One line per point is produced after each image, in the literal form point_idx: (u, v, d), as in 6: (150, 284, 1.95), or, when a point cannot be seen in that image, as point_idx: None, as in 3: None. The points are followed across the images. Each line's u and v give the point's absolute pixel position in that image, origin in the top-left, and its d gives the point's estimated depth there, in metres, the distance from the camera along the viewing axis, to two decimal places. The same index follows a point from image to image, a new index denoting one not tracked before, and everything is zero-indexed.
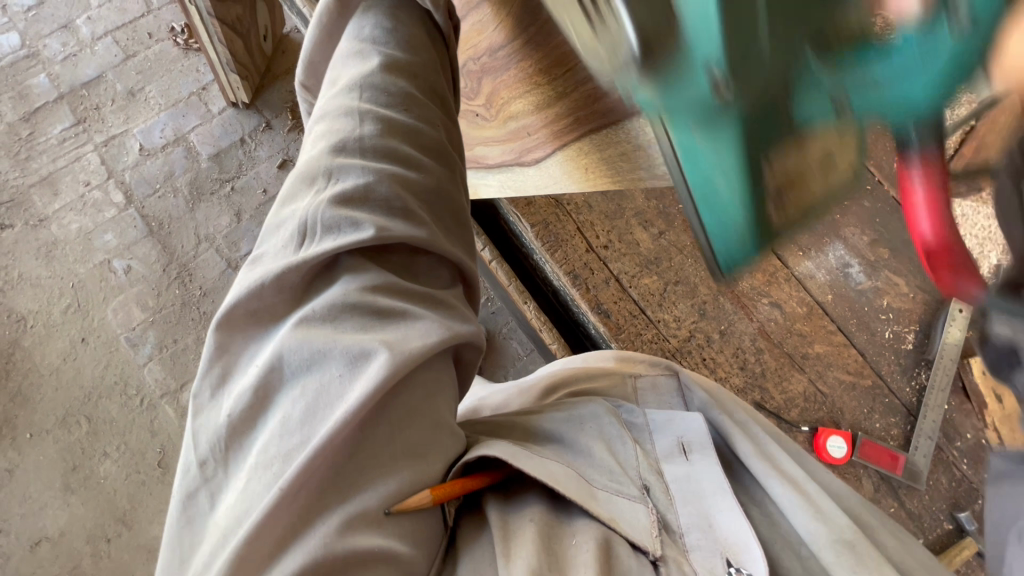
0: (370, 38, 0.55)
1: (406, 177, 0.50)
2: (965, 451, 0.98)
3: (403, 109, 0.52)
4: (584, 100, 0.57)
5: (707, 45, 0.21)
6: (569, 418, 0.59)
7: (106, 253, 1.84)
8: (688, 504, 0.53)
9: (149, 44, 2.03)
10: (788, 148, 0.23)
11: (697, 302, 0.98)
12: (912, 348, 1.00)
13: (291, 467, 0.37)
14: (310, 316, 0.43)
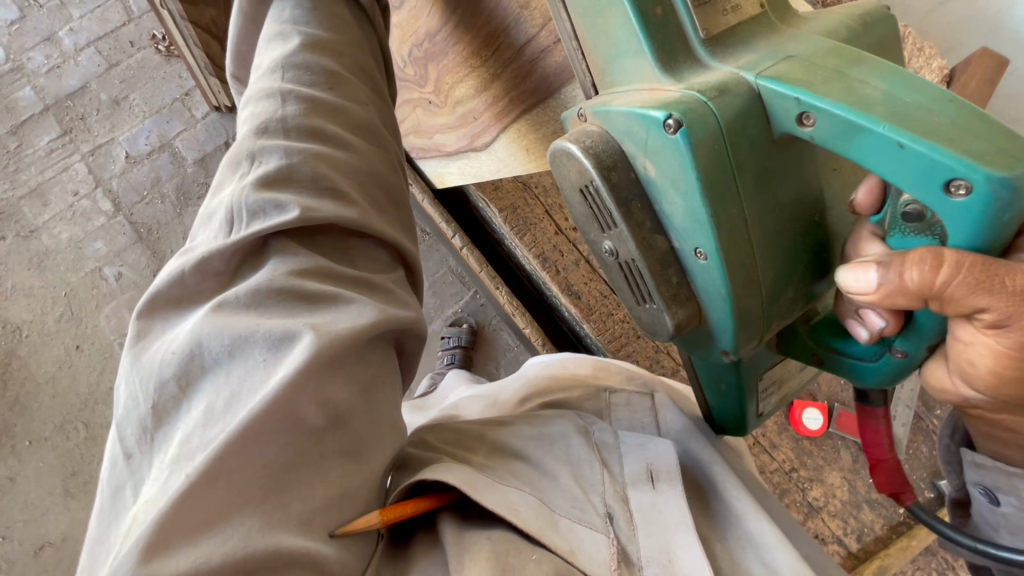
0: (290, 20, 0.55)
1: (331, 156, 0.48)
2: (943, 419, 0.98)
3: (328, 88, 0.52)
4: (515, 78, 0.63)
5: (708, 231, 0.45)
6: (539, 436, 0.55)
7: (97, 260, 1.86)
8: (651, 535, 0.48)
9: (131, 53, 2.05)
10: (751, 275, 0.48)
11: None
12: None
13: (209, 457, 0.33)
14: (233, 301, 0.39)
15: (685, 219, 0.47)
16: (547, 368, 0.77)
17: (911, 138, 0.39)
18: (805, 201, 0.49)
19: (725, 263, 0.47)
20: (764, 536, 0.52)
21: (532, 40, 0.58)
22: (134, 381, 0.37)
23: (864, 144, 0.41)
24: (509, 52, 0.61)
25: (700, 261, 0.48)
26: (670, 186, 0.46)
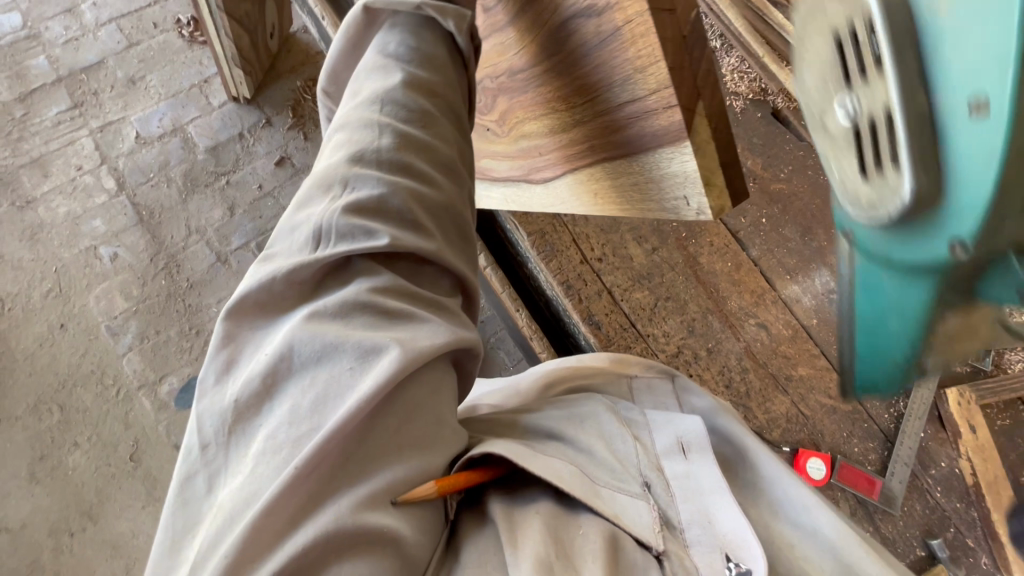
0: (393, 54, 0.60)
1: (418, 190, 0.52)
2: (938, 479, 1.00)
3: (420, 126, 0.56)
4: (600, 130, 0.65)
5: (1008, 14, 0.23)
6: (568, 415, 0.58)
7: (93, 238, 1.81)
8: (689, 500, 0.51)
9: (153, 34, 2.03)
10: None
11: (686, 319, 1.01)
12: None
13: (304, 450, 0.38)
14: (322, 310, 0.45)
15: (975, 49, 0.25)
16: (559, 363, 0.78)
17: None
18: None
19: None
20: (801, 497, 0.54)
21: (639, 100, 0.57)
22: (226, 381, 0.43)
23: None
24: (602, 105, 0.62)
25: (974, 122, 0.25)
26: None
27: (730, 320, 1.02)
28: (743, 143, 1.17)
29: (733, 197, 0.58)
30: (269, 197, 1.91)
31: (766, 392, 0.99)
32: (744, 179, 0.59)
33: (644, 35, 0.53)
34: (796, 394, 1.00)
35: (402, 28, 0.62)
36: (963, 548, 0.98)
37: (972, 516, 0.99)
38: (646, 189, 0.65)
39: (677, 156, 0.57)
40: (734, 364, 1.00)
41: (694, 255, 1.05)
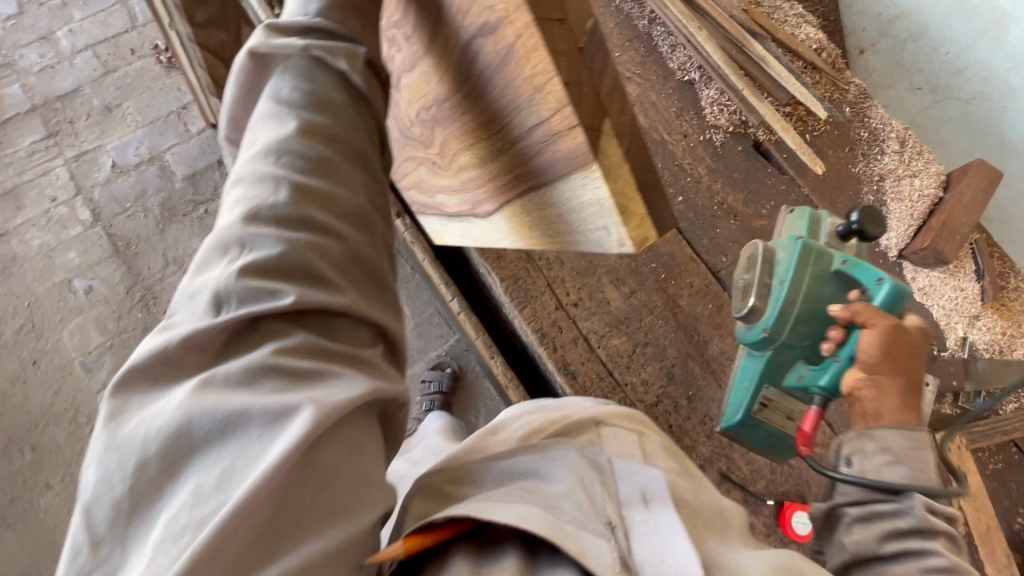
0: (286, 101, 0.49)
1: (322, 246, 0.44)
2: None
3: (322, 176, 0.46)
4: (517, 160, 0.58)
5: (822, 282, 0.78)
6: (542, 456, 0.56)
7: (67, 271, 1.77)
8: (647, 539, 0.46)
9: (130, 60, 2.00)
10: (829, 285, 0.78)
11: (666, 366, 0.98)
12: None
13: (206, 536, 0.33)
14: (222, 378, 0.38)
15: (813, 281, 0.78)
16: (543, 415, 0.75)
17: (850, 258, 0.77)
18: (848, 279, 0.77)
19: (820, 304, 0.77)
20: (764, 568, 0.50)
21: (542, 124, 0.50)
22: (107, 465, 0.36)
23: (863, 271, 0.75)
24: (513, 133, 0.56)
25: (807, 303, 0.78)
26: (815, 259, 0.78)
27: (711, 365, 0.99)
28: (725, 177, 1.13)
29: (658, 226, 0.51)
30: None
31: None
32: (670, 207, 0.52)
33: (536, 50, 0.45)
34: None
35: (296, 67, 0.50)
36: None
37: None
38: (567, 222, 0.59)
39: (586, 182, 0.49)
40: (716, 414, 0.96)
41: (674, 298, 1.02)
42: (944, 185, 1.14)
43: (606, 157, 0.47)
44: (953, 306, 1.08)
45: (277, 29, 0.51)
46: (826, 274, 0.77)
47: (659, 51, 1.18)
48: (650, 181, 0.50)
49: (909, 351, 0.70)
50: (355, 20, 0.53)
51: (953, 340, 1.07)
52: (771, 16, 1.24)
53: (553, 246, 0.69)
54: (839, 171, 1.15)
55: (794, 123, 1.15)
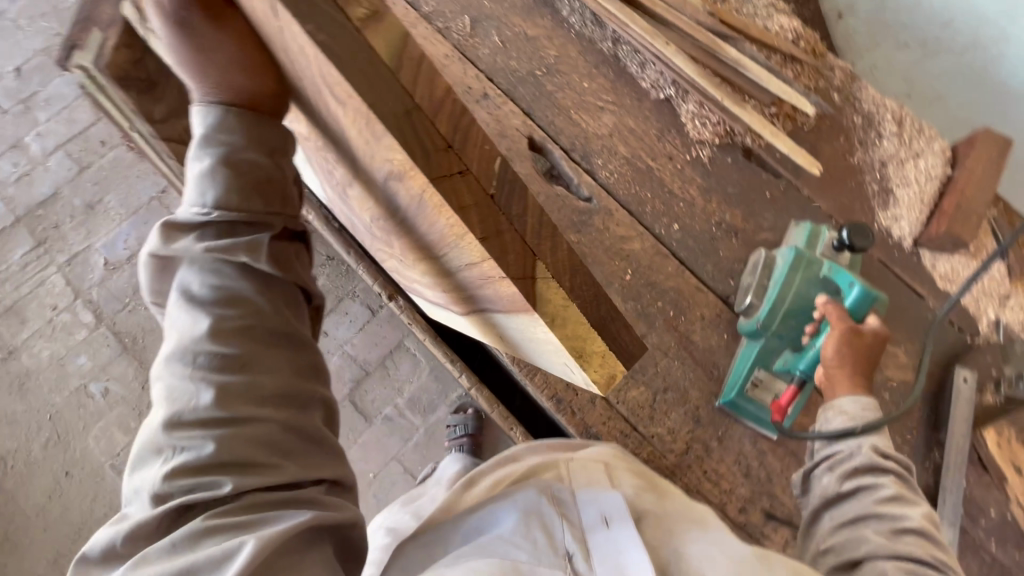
0: (196, 300, 0.45)
1: (247, 432, 0.43)
2: (990, 530, 0.94)
3: (239, 368, 0.44)
4: (464, 287, 0.52)
5: (806, 285, 0.89)
6: (507, 501, 0.66)
7: (81, 376, 1.78)
8: (604, 560, 0.56)
9: (102, 153, 1.98)
10: (811, 288, 0.89)
11: (690, 409, 0.94)
12: (922, 426, 0.98)
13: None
14: (166, 552, 0.41)
15: (799, 283, 0.89)
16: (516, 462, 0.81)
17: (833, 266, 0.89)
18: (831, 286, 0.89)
19: (803, 305, 0.89)
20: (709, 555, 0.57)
21: (471, 265, 0.43)
22: None
23: (841, 278, 0.86)
24: (450, 264, 0.49)
25: (794, 302, 0.89)
26: (801, 265, 0.90)
27: None
28: (719, 195, 1.08)
29: (621, 357, 0.39)
30: None
31: (788, 473, 0.93)
32: (634, 334, 0.41)
33: (442, 208, 0.36)
34: None
35: (200, 263, 0.46)
36: None
37: None
38: (531, 345, 0.52)
39: (534, 324, 0.41)
40: (749, 451, 0.93)
41: (687, 335, 0.98)
42: (950, 162, 1.08)
43: (545, 305, 0.38)
44: (980, 289, 1.03)
45: (177, 227, 0.47)
46: (814, 279, 0.89)
47: (629, 72, 1.12)
48: (605, 313, 0.40)
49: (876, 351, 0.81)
50: (259, 200, 0.46)
51: (984, 324, 1.02)
52: (740, 11, 1.18)
53: (527, 356, 0.64)
54: (838, 165, 1.09)
55: (781, 123, 1.10)
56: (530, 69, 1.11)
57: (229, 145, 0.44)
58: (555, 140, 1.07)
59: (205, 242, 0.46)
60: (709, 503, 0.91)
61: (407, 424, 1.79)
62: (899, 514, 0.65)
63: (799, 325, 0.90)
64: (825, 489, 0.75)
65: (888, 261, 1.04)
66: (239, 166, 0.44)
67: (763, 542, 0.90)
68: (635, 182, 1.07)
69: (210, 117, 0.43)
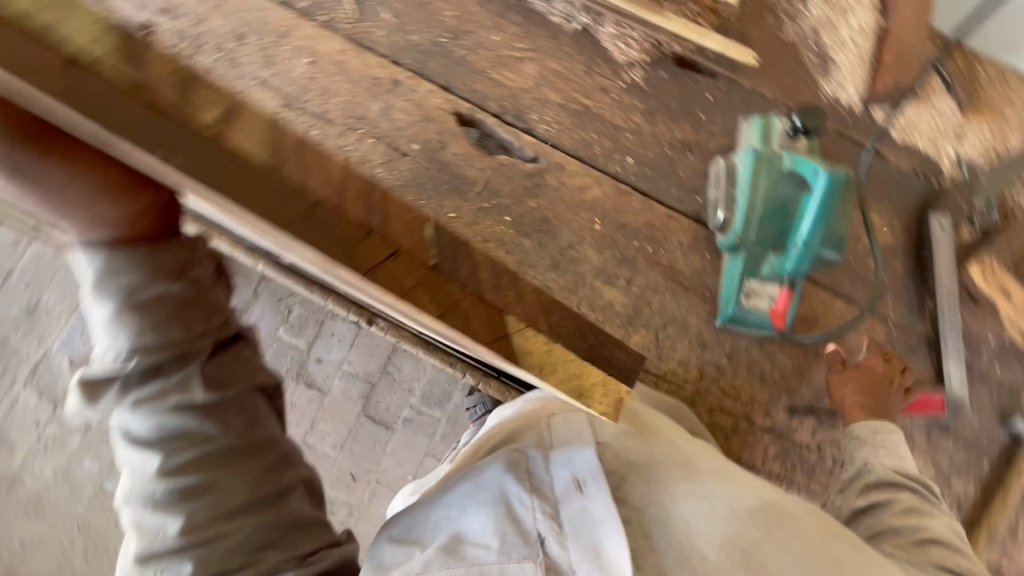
0: (139, 447, 0.50)
1: (223, 541, 0.53)
2: (993, 356, 0.98)
3: (199, 495, 0.52)
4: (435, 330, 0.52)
5: (773, 185, 0.90)
6: (473, 485, 0.65)
7: (93, 480, 1.74)
8: (578, 538, 0.58)
9: (19, 252, 1.82)
10: (779, 186, 0.90)
11: (693, 336, 0.95)
12: (911, 281, 1.00)
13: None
14: None
15: (766, 185, 0.90)
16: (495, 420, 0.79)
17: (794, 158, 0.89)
18: (795, 178, 0.90)
19: (776, 205, 0.90)
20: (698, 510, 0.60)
21: (439, 326, 0.44)
22: None
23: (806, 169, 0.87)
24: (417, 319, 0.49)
25: (767, 205, 0.90)
26: (765, 166, 0.90)
27: None
28: (663, 113, 1.04)
29: (621, 379, 0.42)
30: None
31: (800, 365, 0.95)
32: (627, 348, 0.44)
33: (385, 283, 0.38)
34: (828, 351, 0.96)
35: (139, 412, 0.49)
36: None
37: None
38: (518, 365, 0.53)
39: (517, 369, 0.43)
40: (759, 357, 0.95)
41: (671, 265, 0.97)
42: (880, 9, 1.05)
43: (530, 354, 0.40)
44: (935, 131, 1.03)
45: (96, 382, 0.46)
46: (780, 175, 0.90)
47: (537, 11, 1.05)
48: (592, 339, 0.43)
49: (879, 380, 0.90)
50: (201, 317, 0.49)
51: (947, 164, 1.03)
52: None
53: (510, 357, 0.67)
54: (772, 46, 1.05)
55: (706, 19, 1.05)
56: (434, 38, 1.02)
57: (127, 285, 0.45)
58: (483, 107, 1.00)
59: (131, 393, 0.48)
60: (735, 418, 0.93)
61: (427, 420, 1.80)
62: (916, 526, 0.75)
63: (773, 227, 0.91)
64: (857, 501, 0.81)
65: (844, 130, 1.03)
66: (143, 301, 0.46)
67: (792, 436, 0.94)
68: (577, 127, 1.02)
69: (97, 262, 0.44)
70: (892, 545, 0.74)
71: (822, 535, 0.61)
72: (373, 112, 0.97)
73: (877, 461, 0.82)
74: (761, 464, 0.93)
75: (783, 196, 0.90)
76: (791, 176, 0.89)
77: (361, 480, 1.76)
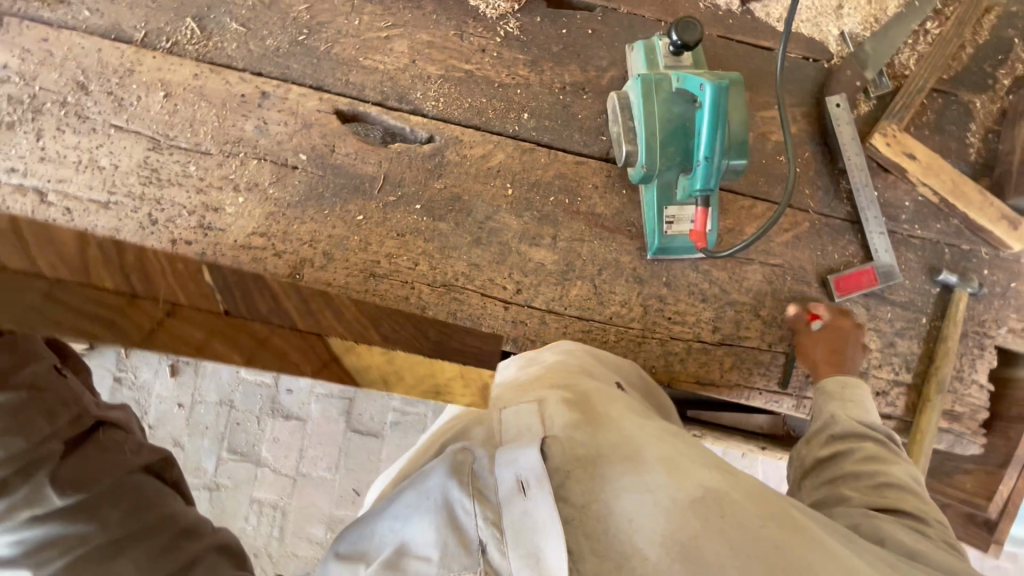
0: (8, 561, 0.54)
1: None
2: (911, 219, 1.01)
3: None
4: None
5: (663, 106, 0.88)
6: (417, 494, 0.60)
7: None
8: (518, 542, 0.54)
9: None
10: (670, 106, 0.88)
11: (628, 274, 0.95)
12: (823, 164, 1.02)
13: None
14: None
15: (657, 108, 0.88)
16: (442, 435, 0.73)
17: (678, 75, 0.87)
18: (683, 94, 0.88)
19: (671, 126, 0.88)
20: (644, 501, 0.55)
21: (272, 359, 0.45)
22: None
23: (689, 82, 0.85)
24: None
25: (660, 128, 0.88)
26: (652, 91, 0.88)
27: None
28: (548, 59, 1.00)
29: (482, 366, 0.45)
30: (195, 406, 1.77)
31: (736, 275, 0.97)
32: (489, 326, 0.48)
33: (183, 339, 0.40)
34: (759, 254, 0.98)
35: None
36: (964, 256, 1.01)
37: (954, 224, 1.02)
38: None
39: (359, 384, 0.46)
40: (696, 277, 0.96)
41: (591, 211, 0.96)
42: None
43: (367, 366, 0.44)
44: (815, 11, 1.03)
45: None
46: (671, 97, 0.88)
47: None
48: (435, 332, 0.45)
49: (847, 337, 0.92)
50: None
51: (833, 42, 1.03)
52: None
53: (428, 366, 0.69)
54: None
55: None
56: (292, 38, 0.95)
57: None
58: (364, 98, 0.96)
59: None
60: (686, 342, 0.95)
61: (413, 418, 1.79)
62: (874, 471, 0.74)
63: (679, 147, 0.89)
64: (818, 445, 0.82)
65: (727, 33, 1.01)
66: None
67: (744, 343, 0.96)
68: (464, 95, 0.98)
69: None
70: (852, 489, 0.74)
71: (761, 519, 0.55)
72: (247, 131, 0.92)
73: (840, 413, 0.83)
74: (721, 377, 0.95)
75: (676, 115, 0.88)
76: (679, 94, 0.88)
77: (365, 493, 1.76)
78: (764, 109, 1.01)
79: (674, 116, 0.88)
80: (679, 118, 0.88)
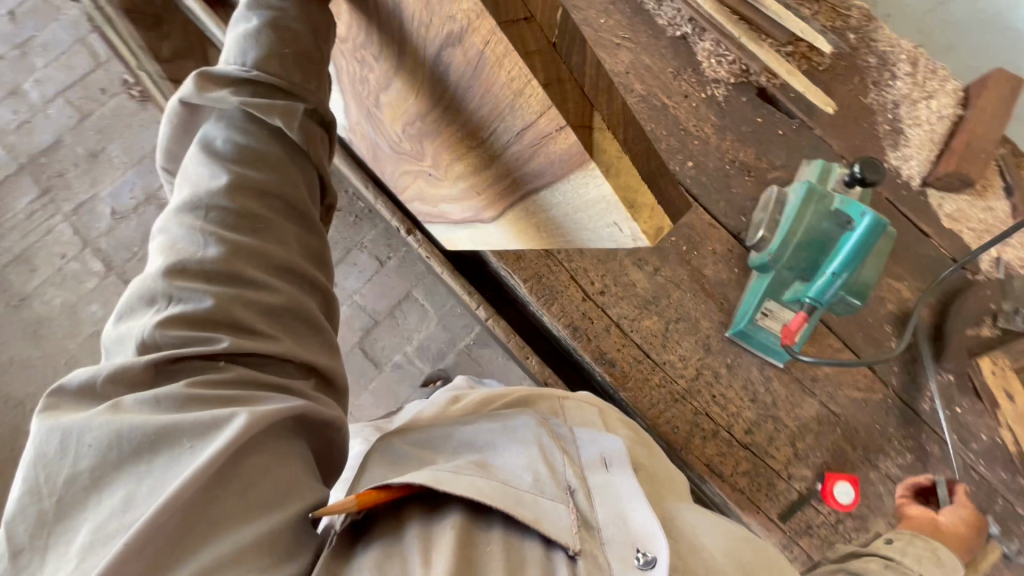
0: (217, 153, 0.47)
1: (251, 297, 0.44)
2: (981, 453, 0.99)
3: (253, 231, 0.46)
4: (501, 175, 0.55)
5: (815, 216, 0.90)
6: (499, 427, 0.60)
7: (95, 324, 1.74)
8: (607, 505, 0.51)
9: (103, 101, 1.89)
10: (821, 218, 0.89)
11: (701, 338, 0.98)
12: (923, 354, 1.02)
13: (115, 552, 0.33)
14: (132, 405, 0.39)
15: (809, 214, 0.90)
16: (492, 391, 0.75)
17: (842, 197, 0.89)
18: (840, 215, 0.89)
19: (813, 236, 0.90)
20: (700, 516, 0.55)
21: (530, 126, 0.44)
22: (34, 475, 0.36)
23: (851, 207, 0.87)
24: (494, 148, 0.52)
25: (802, 233, 0.90)
26: (812, 198, 0.90)
27: None
28: (734, 133, 1.09)
29: (669, 210, 0.43)
30: None
31: (793, 398, 0.98)
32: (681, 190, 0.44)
33: (507, 57, 0.40)
34: (824, 395, 0.98)
35: (230, 118, 0.48)
36: (1015, 517, 0.97)
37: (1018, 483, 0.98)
38: (570, 222, 0.54)
39: (590, 180, 0.43)
40: (757, 377, 0.98)
41: (699, 268, 1.01)
42: (962, 102, 1.10)
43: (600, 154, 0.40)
44: (983, 227, 1.06)
45: (212, 78, 0.49)
46: (825, 213, 0.89)
47: (646, 9, 1.12)
48: (656, 166, 0.42)
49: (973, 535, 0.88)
50: None
51: (987, 261, 1.05)
52: None
53: (564, 243, 0.63)
54: (851, 104, 1.10)
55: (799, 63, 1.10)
56: None
57: None
58: None
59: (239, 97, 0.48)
60: (717, 426, 0.96)
61: (416, 371, 1.83)
62: None
63: (810, 256, 0.91)
64: None
65: (896, 199, 1.06)
66: None
67: (767, 460, 0.95)
68: (650, 121, 1.08)
69: None
70: None
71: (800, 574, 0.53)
72: None
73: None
74: (729, 475, 0.94)
75: (822, 230, 0.90)
76: (835, 212, 0.89)
77: None
78: (894, 278, 1.04)
79: (819, 229, 0.90)
80: (823, 234, 0.89)
